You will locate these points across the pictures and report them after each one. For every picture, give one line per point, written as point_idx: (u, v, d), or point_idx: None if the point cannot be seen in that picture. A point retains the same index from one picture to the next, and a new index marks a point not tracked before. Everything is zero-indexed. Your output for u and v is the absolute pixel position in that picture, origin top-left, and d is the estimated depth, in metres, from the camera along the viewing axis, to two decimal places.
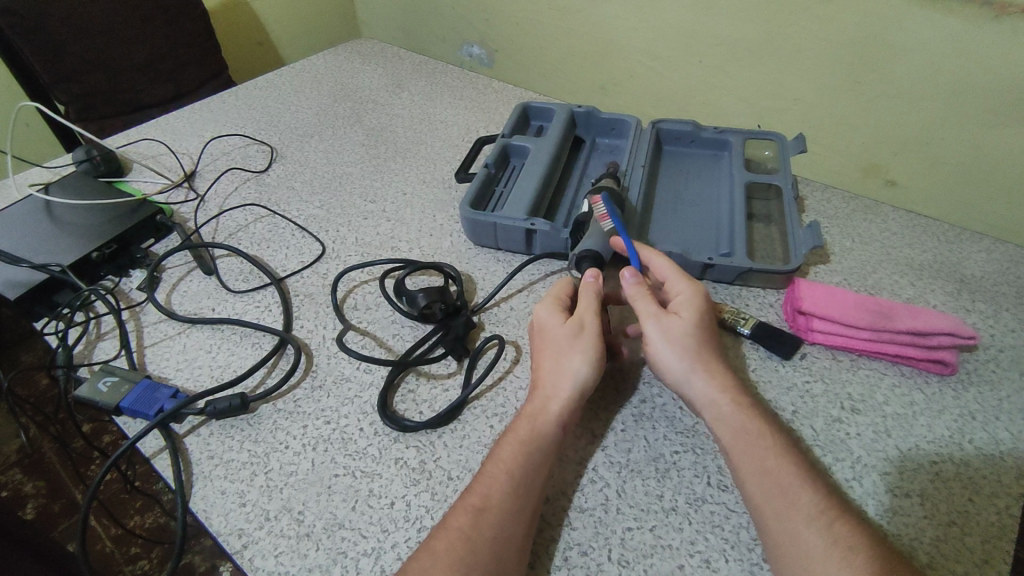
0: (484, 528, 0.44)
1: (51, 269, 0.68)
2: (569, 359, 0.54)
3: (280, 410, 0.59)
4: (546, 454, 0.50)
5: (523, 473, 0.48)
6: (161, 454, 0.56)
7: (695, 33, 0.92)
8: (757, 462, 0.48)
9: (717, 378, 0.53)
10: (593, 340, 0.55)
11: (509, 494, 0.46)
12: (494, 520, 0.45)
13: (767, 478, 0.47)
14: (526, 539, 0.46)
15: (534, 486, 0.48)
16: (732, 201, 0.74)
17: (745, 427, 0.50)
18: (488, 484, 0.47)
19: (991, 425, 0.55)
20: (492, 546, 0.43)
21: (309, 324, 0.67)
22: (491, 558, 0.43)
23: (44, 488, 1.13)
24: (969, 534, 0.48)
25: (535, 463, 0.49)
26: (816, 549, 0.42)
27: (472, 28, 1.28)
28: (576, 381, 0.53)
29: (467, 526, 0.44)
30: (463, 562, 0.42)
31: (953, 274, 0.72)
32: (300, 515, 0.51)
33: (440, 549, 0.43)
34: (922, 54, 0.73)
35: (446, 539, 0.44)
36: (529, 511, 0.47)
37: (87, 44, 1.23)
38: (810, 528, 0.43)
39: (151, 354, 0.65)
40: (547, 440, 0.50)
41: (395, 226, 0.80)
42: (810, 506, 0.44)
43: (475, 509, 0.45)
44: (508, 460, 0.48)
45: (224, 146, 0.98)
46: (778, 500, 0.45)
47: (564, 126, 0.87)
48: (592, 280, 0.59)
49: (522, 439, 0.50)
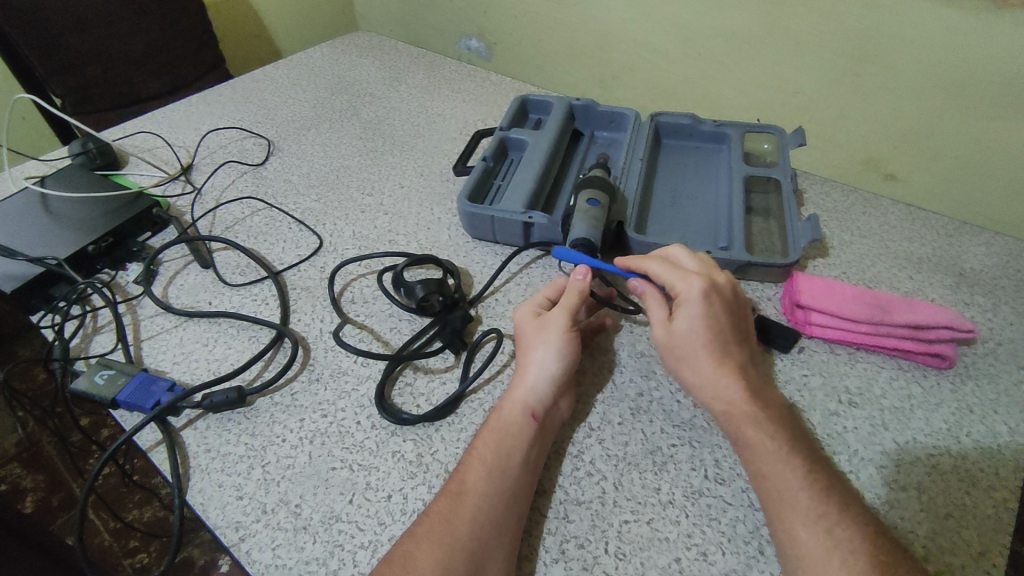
0: (462, 512, 0.44)
1: (46, 262, 0.68)
2: (534, 353, 0.55)
3: (277, 404, 0.59)
4: (521, 441, 0.49)
5: (498, 458, 0.48)
6: (158, 448, 0.55)
7: (694, 25, 0.92)
8: (758, 466, 0.47)
9: (720, 382, 0.52)
10: (558, 332, 0.55)
11: (486, 479, 0.46)
12: (472, 504, 0.45)
13: (763, 484, 0.47)
14: (511, 523, 0.45)
15: (512, 471, 0.47)
16: (731, 195, 0.74)
17: (740, 432, 0.49)
18: (467, 471, 0.47)
19: (989, 418, 0.55)
20: (470, 527, 0.44)
21: (307, 317, 0.67)
22: (473, 540, 0.43)
23: (43, 482, 1.13)
24: (966, 527, 0.48)
25: (512, 451, 0.49)
26: (811, 551, 0.42)
27: (470, 21, 1.27)
28: (540, 373, 0.53)
29: (446, 509, 0.45)
30: (443, 544, 0.43)
31: (952, 268, 0.72)
32: (297, 508, 0.51)
33: (422, 533, 0.44)
34: (921, 46, 0.73)
35: (427, 523, 0.44)
36: (513, 498, 0.46)
37: (83, 37, 1.22)
38: (806, 530, 0.43)
39: (148, 348, 0.64)
40: (517, 427, 0.50)
41: (393, 220, 0.80)
42: (801, 502, 0.44)
43: (454, 493, 0.46)
44: (483, 449, 0.49)
45: (222, 139, 0.97)
46: (775, 503, 0.45)
47: (562, 119, 0.86)
48: (580, 280, 0.60)
49: (496, 428, 0.50)
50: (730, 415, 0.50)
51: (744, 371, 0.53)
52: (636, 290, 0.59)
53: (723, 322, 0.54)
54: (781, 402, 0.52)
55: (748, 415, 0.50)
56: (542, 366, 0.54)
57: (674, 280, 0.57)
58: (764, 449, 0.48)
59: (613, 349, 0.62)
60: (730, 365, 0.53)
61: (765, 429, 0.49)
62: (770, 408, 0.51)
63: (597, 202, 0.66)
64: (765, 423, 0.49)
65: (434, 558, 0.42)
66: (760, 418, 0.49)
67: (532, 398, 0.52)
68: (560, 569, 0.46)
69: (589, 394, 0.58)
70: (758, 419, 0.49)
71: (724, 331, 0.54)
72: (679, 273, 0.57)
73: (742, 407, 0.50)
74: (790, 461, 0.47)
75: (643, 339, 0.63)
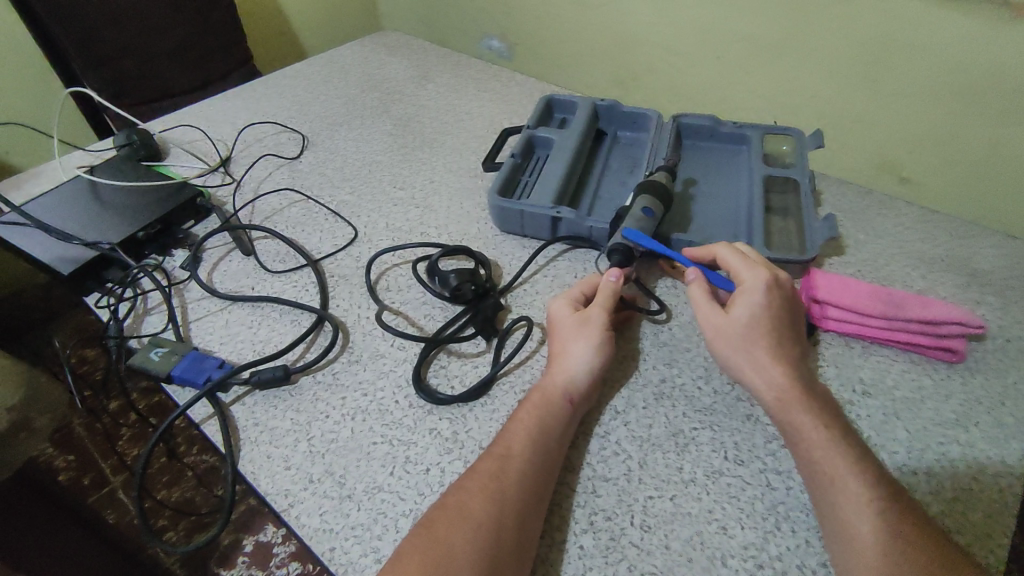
0: (509, 471, 0.48)
1: (101, 247, 0.72)
2: (573, 345, 0.58)
3: (320, 382, 0.62)
4: (558, 421, 0.53)
5: (540, 430, 0.51)
6: (211, 420, 0.59)
7: (716, 29, 0.95)
8: (809, 456, 0.50)
9: (775, 370, 0.54)
10: (597, 330, 0.59)
11: (528, 446, 0.50)
12: (517, 466, 0.49)
13: (815, 468, 0.49)
14: (546, 490, 0.49)
15: (551, 446, 0.51)
16: (751, 194, 0.77)
17: (791, 418, 0.52)
18: (512, 438, 0.51)
19: (997, 410, 0.58)
20: (517, 489, 0.47)
21: (345, 303, 0.71)
22: (517, 499, 0.47)
23: (75, 462, 1.18)
24: (973, 509, 0.51)
25: (551, 428, 0.52)
26: (859, 532, 0.45)
27: (493, 21, 1.31)
28: (579, 362, 0.57)
29: (494, 468, 0.49)
30: (493, 499, 0.46)
31: (964, 268, 0.75)
32: (341, 478, 0.54)
33: (473, 487, 0.47)
34: (939, 53, 0.75)
35: (476, 479, 0.48)
36: (550, 470, 0.50)
37: (120, 33, 1.26)
38: (860, 515, 0.45)
39: (196, 328, 0.68)
40: (556, 407, 0.54)
41: (424, 213, 0.83)
42: (850, 486, 0.47)
43: (500, 455, 0.50)
44: (525, 420, 0.52)
45: (258, 133, 1.01)
46: (825, 488, 0.48)
47: (587, 119, 0.89)
48: (614, 280, 0.63)
49: (536, 403, 0.54)
50: (782, 401, 0.53)
51: (798, 364, 0.56)
52: (689, 280, 0.62)
53: (782, 315, 0.57)
54: (828, 395, 0.55)
55: (802, 404, 0.52)
56: (580, 357, 0.57)
57: (740, 269, 0.60)
58: (813, 436, 0.50)
59: (637, 337, 0.66)
60: (786, 356, 0.55)
61: (816, 417, 0.52)
62: (823, 403, 0.53)
63: (650, 212, 0.68)
64: (816, 411, 0.52)
65: (484, 509, 0.46)
66: (812, 407, 0.52)
67: (570, 384, 0.55)
68: (589, 539, 0.49)
69: (617, 381, 0.61)
70: (809, 407, 0.52)
71: (781, 325, 0.57)
72: (745, 264, 0.60)
73: (795, 395, 0.53)
74: (839, 447, 0.49)
75: (665, 330, 0.66)
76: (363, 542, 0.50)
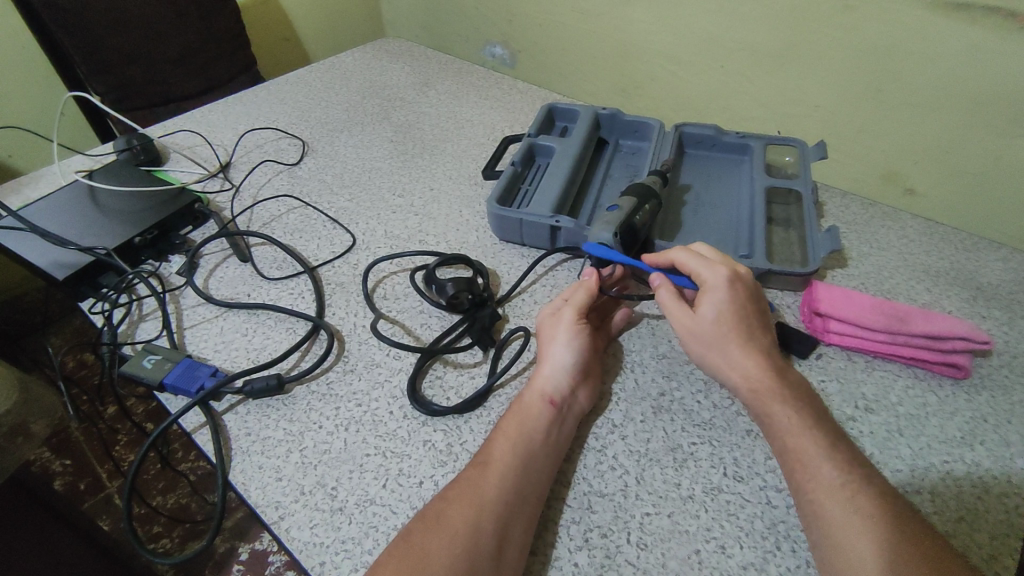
0: (488, 477, 0.48)
1: (97, 252, 0.71)
2: (551, 347, 0.58)
3: (314, 392, 0.61)
4: (540, 424, 0.52)
5: (520, 434, 0.51)
6: (202, 430, 0.58)
7: (718, 38, 0.94)
8: (788, 448, 0.49)
9: (745, 364, 0.54)
10: (569, 328, 0.59)
11: (509, 451, 0.50)
12: (497, 471, 0.48)
13: (791, 461, 0.49)
14: (531, 494, 0.48)
15: (534, 450, 0.51)
16: (752, 205, 0.76)
17: (766, 410, 0.52)
18: (493, 444, 0.51)
19: (1002, 428, 0.57)
20: (497, 493, 0.47)
21: (342, 311, 0.70)
22: (498, 504, 0.46)
23: (71, 466, 1.18)
24: (979, 530, 0.49)
25: (533, 432, 0.51)
26: (837, 520, 0.44)
27: (496, 29, 1.31)
28: (555, 364, 0.56)
29: (473, 476, 0.48)
30: (471, 505, 0.46)
31: (970, 282, 0.73)
32: (333, 491, 0.53)
33: (453, 495, 0.47)
34: (944, 64, 0.74)
35: (457, 487, 0.47)
36: (535, 475, 0.50)
37: (125, 38, 1.26)
38: (836, 502, 0.45)
39: (191, 336, 0.68)
40: (537, 410, 0.53)
41: (423, 221, 0.83)
42: (823, 474, 0.46)
43: (480, 462, 0.49)
44: (506, 426, 0.52)
45: (259, 139, 1.01)
46: (801, 477, 0.47)
47: (589, 127, 0.89)
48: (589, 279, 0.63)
49: (516, 410, 0.53)
50: (756, 393, 0.53)
51: (769, 355, 0.55)
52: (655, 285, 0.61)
53: (746, 310, 0.57)
54: (804, 384, 0.54)
55: (775, 395, 0.52)
56: (557, 357, 0.57)
57: (700, 268, 0.59)
58: (792, 428, 0.50)
59: (635, 349, 0.65)
60: (756, 348, 0.55)
61: (792, 410, 0.51)
62: (797, 392, 0.53)
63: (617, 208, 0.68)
64: (790, 403, 0.51)
65: (464, 514, 0.45)
66: (785, 397, 0.52)
67: (550, 386, 0.55)
68: (584, 556, 0.48)
69: (610, 391, 0.60)
70: (784, 399, 0.52)
71: (748, 319, 0.57)
72: (703, 263, 0.59)
73: (767, 387, 0.52)
74: (813, 437, 0.49)
75: (664, 341, 0.66)
76: (353, 557, 0.49)
